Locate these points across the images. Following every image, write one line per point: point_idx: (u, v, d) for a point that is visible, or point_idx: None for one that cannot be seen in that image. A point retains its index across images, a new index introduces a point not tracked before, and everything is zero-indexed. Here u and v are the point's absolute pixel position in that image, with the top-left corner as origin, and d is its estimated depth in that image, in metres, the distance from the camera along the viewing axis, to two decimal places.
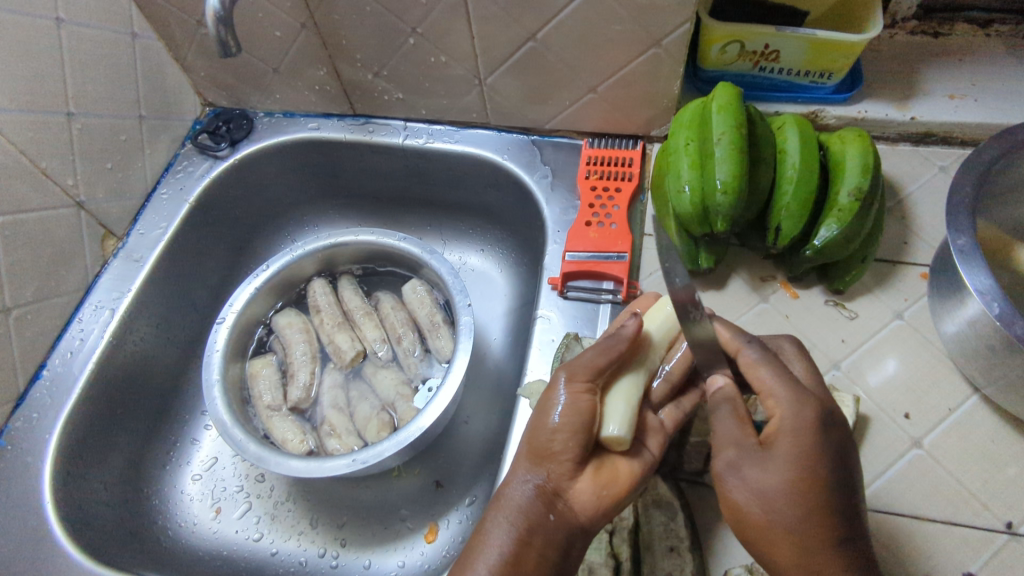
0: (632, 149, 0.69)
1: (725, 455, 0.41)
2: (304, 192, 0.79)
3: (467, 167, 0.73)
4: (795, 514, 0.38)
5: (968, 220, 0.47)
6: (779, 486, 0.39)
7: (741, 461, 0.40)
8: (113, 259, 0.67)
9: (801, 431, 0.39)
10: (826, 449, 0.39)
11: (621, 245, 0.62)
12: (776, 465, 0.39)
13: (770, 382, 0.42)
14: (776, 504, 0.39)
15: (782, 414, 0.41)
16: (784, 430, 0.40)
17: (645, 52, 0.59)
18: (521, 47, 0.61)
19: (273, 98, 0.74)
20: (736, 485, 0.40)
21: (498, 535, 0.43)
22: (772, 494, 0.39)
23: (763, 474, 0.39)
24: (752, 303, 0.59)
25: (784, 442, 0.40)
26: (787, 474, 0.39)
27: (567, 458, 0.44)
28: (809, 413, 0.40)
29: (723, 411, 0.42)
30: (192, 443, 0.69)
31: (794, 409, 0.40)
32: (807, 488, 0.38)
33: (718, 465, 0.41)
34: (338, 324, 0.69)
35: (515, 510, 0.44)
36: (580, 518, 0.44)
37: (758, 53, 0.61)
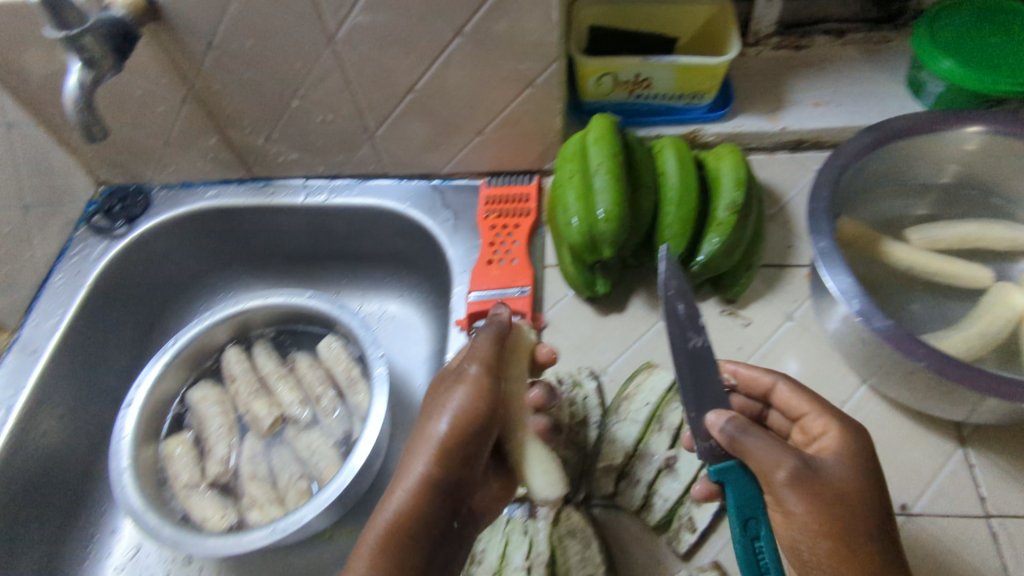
0: (527, 185, 0.70)
1: (784, 468, 0.40)
2: (213, 260, 0.78)
3: (371, 218, 0.74)
4: (852, 524, 0.39)
5: (826, 223, 0.50)
6: (842, 488, 0.40)
7: (807, 469, 0.40)
8: (8, 353, 0.66)
9: (862, 441, 0.43)
10: (870, 455, 0.43)
11: (522, 280, 0.63)
12: (839, 470, 0.41)
13: (813, 409, 0.46)
14: (842, 502, 0.40)
15: (833, 433, 0.44)
16: (837, 447, 0.43)
17: (521, 93, 0.62)
18: (402, 99, 0.63)
19: (168, 170, 0.73)
20: (804, 492, 0.40)
21: (401, 508, 0.43)
22: (844, 498, 0.40)
23: (827, 475, 0.41)
24: (652, 322, 0.61)
25: (838, 453, 0.42)
26: (848, 474, 0.41)
27: (462, 454, 0.44)
28: (866, 439, 0.43)
29: (758, 432, 0.41)
30: (111, 533, 0.66)
31: (842, 423, 0.44)
32: (863, 485, 0.41)
33: (778, 477, 0.40)
34: (258, 391, 0.68)
35: (422, 493, 0.43)
36: (472, 500, 0.48)
37: (631, 82, 0.65)
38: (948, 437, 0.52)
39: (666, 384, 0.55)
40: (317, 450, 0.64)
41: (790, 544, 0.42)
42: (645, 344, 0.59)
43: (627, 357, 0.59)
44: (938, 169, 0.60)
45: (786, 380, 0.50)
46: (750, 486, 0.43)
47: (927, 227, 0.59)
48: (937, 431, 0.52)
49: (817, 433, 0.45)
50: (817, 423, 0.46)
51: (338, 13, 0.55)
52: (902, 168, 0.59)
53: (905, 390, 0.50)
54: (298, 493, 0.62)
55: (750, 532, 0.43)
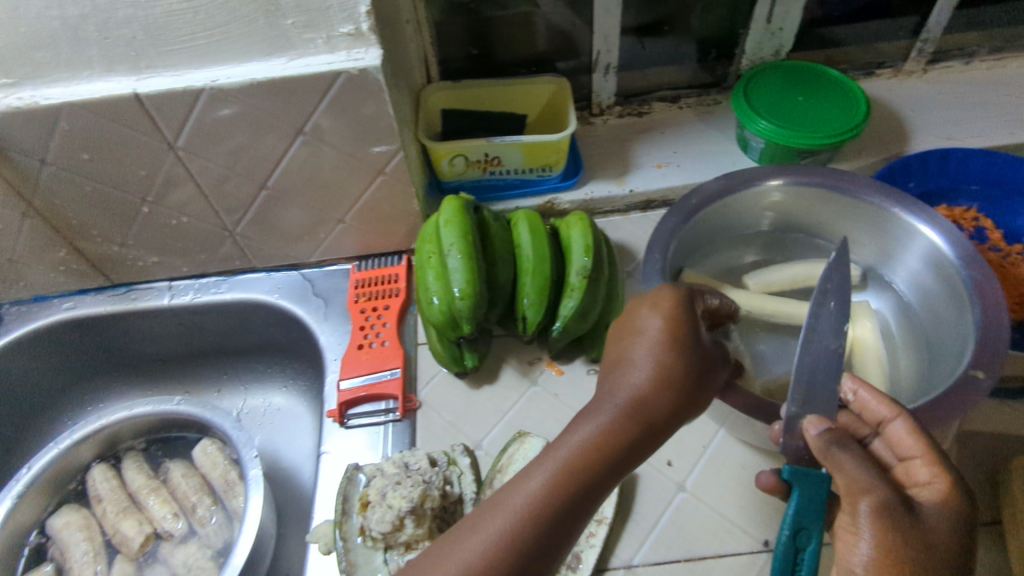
0: (396, 265, 0.72)
1: (867, 497, 0.37)
2: (77, 372, 0.75)
3: (243, 312, 0.73)
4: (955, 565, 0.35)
5: (658, 284, 0.54)
6: (917, 541, 0.35)
7: (898, 509, 0.36)
8: None
9: (947, 493, 0.38)
10: (956, 512, 0.37)
11: (393, 361, 0.63)
12: (929, 522, 0.36)
13: (915, 451, 0.40)
14: (912, 556, 0.35)
15: (941, 478, 0.38)
16: (940, 497, 0.37)
17: (373, 181, 0.64)
18: (257, 196, 0.64)
19: (19, 286, 0.70)
20: (870, 533, 0.36)
21: (504, 523, 0.35)
22: (933, 550, 0.35)
23: (898, 524, 0.36)
24: (523, 389, 0.62)
25: (937, 500, 0.37)
26: (928, 527, 0.36)
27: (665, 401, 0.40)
28: (958, 485, 0.38)
29: (848, 452, 0.39)
30: None
31: (947, 472, 0.39)
32: (942, 548, 0.35)
33: (863, 505, 0.37)
34: (127, 509, 0.64)
35: (551, 495, 0.35)
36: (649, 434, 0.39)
37: (482, 161, 0.68)
38: None
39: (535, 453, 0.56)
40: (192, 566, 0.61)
41: None
42: (517, 412, 0.61)
43: (499, 429, 0.60)
44: (755, 222, 0.67)
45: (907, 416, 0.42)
46: (819, 496, 0.41)
47: (759, 275, 0.65)
48: None
49: (923, 479, 0.39)
50: (922, 470, 0.40)
51: (176, 121, 0.56)
52: (724, 225, 0.66)
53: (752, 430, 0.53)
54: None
55: (801, 543, 0.40)
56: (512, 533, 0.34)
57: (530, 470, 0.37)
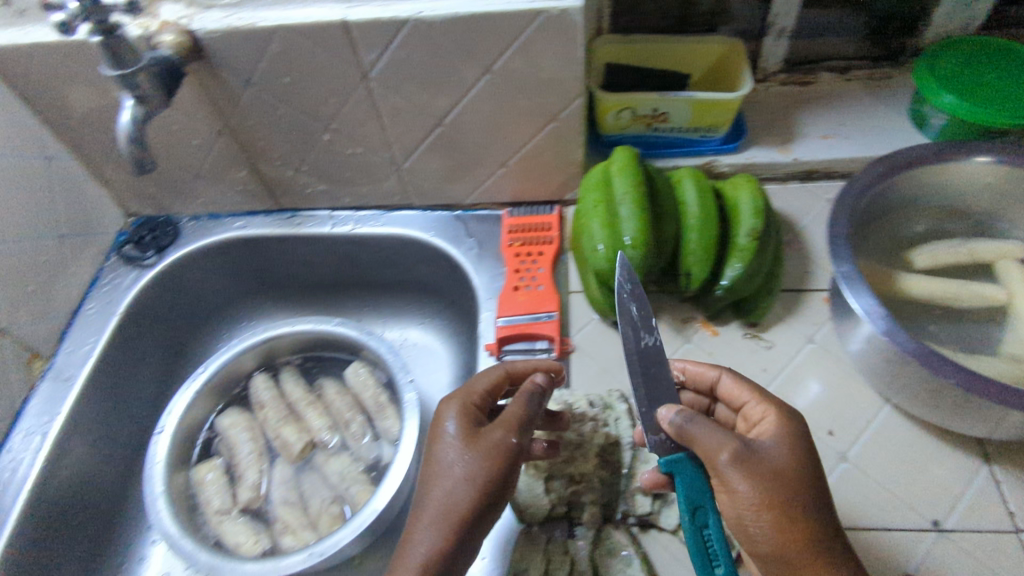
0: (549, 214, 0.73)
1: (727, 449, 0.42)
2: (239, 289, 0.80)
3: (396, 247, 0.76)
4: (813, 474, 0.43)
5: (846, 249, 0.53)
6: (786, 466, 0.42)
7: (746, 450, 0.43)
8: (41, 381, 0.65)
9: (792, 419, 0.46)
10: (806, 447, 0.44)
11: (549, 305, 0.65)
12: (783, 448, 0.44)
13: (756, 405, 0.48)
14: (795, 478, 0.42)
15: (772, 415, 0.47)
16: (773, 427, 0.46)
17: (545, 126, 0.65)
18: (431, 132, 0.66)
19: (198, 201, 0.75)
20: (746, 476, 0.42)
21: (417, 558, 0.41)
22: (783, 470, 0.42)
23: (778, 450, 0.43)
24: (677, 345, 0.63)
25: (779, 437, 0.44)
26: (791, 454, 0.43)
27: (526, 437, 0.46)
28: (798, 414, 0.47)
29: (705, 421, 0.44)
30: (139, 561, 0.66)
31: (790, 416, 0.46)
32: (800, 471, 0.42)
33: (721, 459, 0.42)
34: (289, 418, 0.69)
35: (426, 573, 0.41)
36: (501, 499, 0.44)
37: (649, 116, 0.68)
38: (972, 454, 0.54)
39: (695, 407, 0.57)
40: (348, 476, 0.65)
41: (737, 523, 0.43)
42: None
43: None
44: (960, 194, 0.62)
45: (728, 370, 0.52)
46: (700, 478, 0.46)
47: (929, 249, 0.62)
48: (961, 449, 0.54)
49: (758, 418, 0.48)
50: (755, 410, 0.48)
51: (375, 50, 0.57)
52: (918, 193, 0.62)
53: (928, 408, 0.52)
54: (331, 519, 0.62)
55: (698, 521, 0.44)
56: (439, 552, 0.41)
57: (431, 499, 0.43)
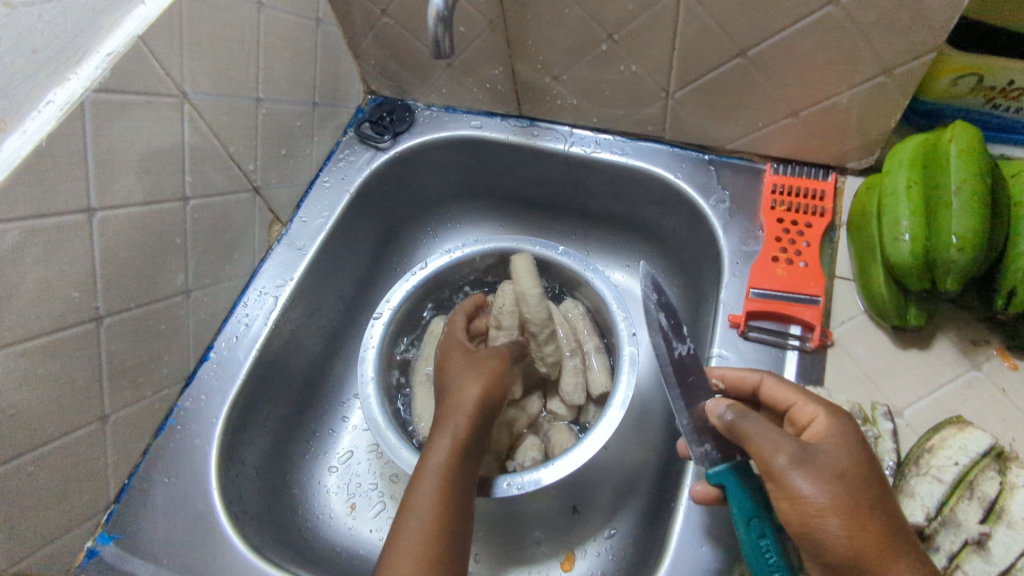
0: (823, 180, 0.63)
1: (788, 450, 0.40)
2: (454, 190, 0.77)
3: (632, 183, 0.69)
4: (874, 481, 0.40)
5: None
6: (847, 470, 0.40)
7: (805, 454, 0.41)
8: (277, 245, 0.66)
9: (850, 428, 0.43)
10: (860, 451, 0.42)
11: (813, 287, 0.56)
12: (853, 455, 0.41)
13: (807, 405, 0.46)
14: (846, 484, 0.39)
15: (821, 417, 0.44)
16: (828, 428, 0.43)
17: (869, 79, 0.54)
18: (726, 63, 0.57)
19: (439, 92, 0.72)
20: (811, 477, 0.40)
21: (433, 479, 0.47)
22: (846, 475, 0.40)
23: (829, 458, 0.41)
24: (960, 370, 0.53)
25: (831, 438, 0.42)
26: (848, 459, 0.41)
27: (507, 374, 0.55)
28: (849, 418, 0.44)
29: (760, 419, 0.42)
30: (331, 433, 0.69)
31: (832, 417, 0.44)
32: (861, 476, 0.40)
33: (781, 462, 0.40)
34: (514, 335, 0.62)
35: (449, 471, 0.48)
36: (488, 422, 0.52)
37: (997, 89, 0.55)
38: None
39: (981, 450, 0.47)
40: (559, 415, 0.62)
41: (799, 528, 0.40)
42: (949, 393, 0.52)
43: (935, 399, 0.52)
44: None
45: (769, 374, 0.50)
46: (747, 491, 0.44)
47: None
48: None
49: (806, 420, 0.45)
50: (803, 411, 0.46)
51: None
52: None
53: None
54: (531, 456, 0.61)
55: (755, 533, 0.43)
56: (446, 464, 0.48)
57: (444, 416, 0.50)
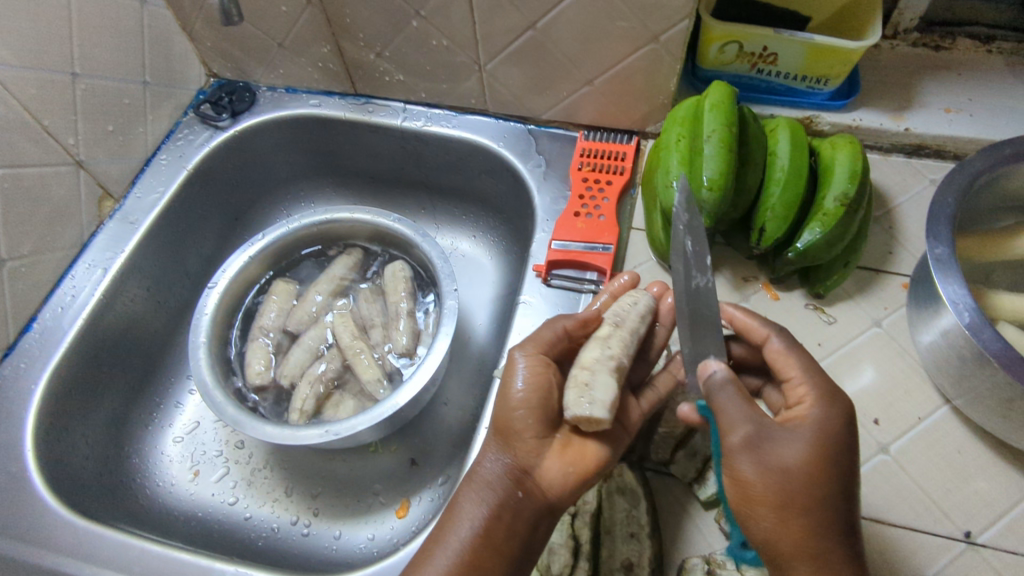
0: (626, 143, 0.69)
1: (741, 431, 0.41)
2: (302, 169, 0.80)
3: (464, 153, 0.74)
4: (833, 477, 0.41)
5: (947, 231, 0.49)
6: (800, 464, 0.40)
7: (764, 437, 0.41)
8: (109, 220, 0.68)
9: (828, 419, 0.42)
10: (828, 446, 0.41)
11: (607, 237, 0.62)
12: (811, 447, 0.41)
13: (800, 383, 0.44)
14: (791, 479, 0.40)
15: (809, 403, 0.43)
16: (811, 416, 0.42)
17: (642, 46, 0.60)
18: (521, 35, 0.62)
19: (276, 72, 0.75)
20: (755, 462, 0.41)
21: (451, 550, 0.45)
22: (796, 471, 0.40)
23: (787, 450, 0.41)
24: (731, 303, 0.60)
25: (807, 427, 0.42)
26: (807, 453, 0.41)
27: (529, 435, 0.48)
28: (838, 406, 0.43)
29: (734, 394, 0.42)
30: (175, 406, 0.70)
31: (821, 403, 0.43)
32: (820, 474, 0.40)
33: (735, 441, 0.41)
34: (609, 335, 0.48)
35: (476, 554, 0.45)
36: (535, 473, 0.48)
37: (756, 55, 0.62)
38: None
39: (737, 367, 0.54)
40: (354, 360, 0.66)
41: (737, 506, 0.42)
42: None
43: None
44: None
45: (782, 333, 0.47)
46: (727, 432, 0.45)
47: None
48: (1016, 467, 0.51)
49: (794, 401, 0.44)
50: (796, 390, 0.45)
51: None
52: None
53: (993, 417, 0.49)
54: (310, 398, 0.65)
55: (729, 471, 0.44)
56: (490, 529, 0.46)
57: (484, 472, 0.48)
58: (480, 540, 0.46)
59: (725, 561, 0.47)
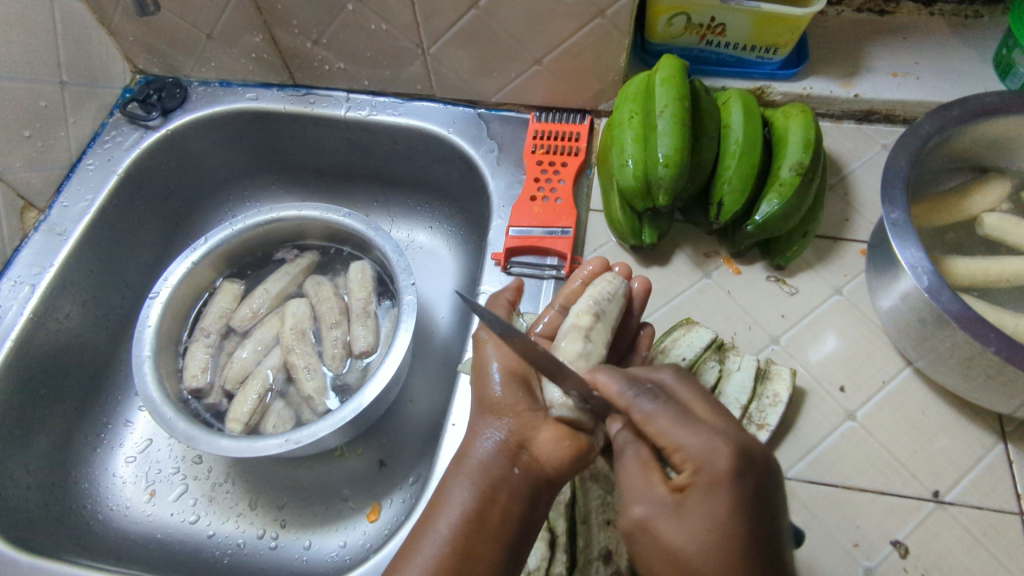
0: (579, 123, 0.68)
1: (634, 511, 0.39)
2: (242, 167, 0.76)
3: (414, 141, 0.71)
4: (736, 557, 0.35)
5: (902, 194, 0.49)
6: (693, 546, 0.36)
7: (656, 517, 0.37)
8: (34, 233, 0.64)
9: (714, 485, 0.36)
10: (721, 516, 0.35)
11: (565, 221, 0.61)
12: (694, 530, 0.36)
13: (685, 443, 0.37)
14: (684, 565, 0.36)
15: (697, 471, 0.37)
16: (702, 487, 0.36)
17: (589, 22, 0.58)
18: (464, 15, 0.59)
19: (208, 66, 0.71)
20: (649, 544, 0.38)
21: (443, 536, 0.41)
22: (684, 554, 0.36)
23: (675, 528, 0.37)
24: (694, 280, 0.59)
25: (699, 498, 0.36)
26: (699, 534, 0.36)
27: (524, 408, 0.45)
28: (720, 465, 0.36)
29: (631, 459, 0.40)
30: (125, 424, 0.67)
31: (706, 462, 0.36)
32: (718, 553, 0.35)
33: (628, 522, 0.39)
34: (591, 326, 0.47)
35: (468, 533, 0.41)
36: (529, 449, 0.44)
37: (704, 26, 0.60)
38: (989, 430, 0.51)
39: (703, 344, 0.53)
40: (294, 370, 0.63)
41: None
42: (684, 300, 0.59)
43: (669, 312, 0.58)
44: None
45: (647, 394, 0.39)
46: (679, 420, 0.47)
47: (1001, 188, 0.56)
48: (978, 423, 0.52)
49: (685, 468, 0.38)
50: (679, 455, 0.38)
51: None
52: (995, 146, 0.56)
53: (955, 376, 0.49)
54: (250, 406, 0.61)
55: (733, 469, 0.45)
56: (483, 511, 0.42)
57: (474, 450, 0.44)
58: (472, 524, 0.41)
59: None
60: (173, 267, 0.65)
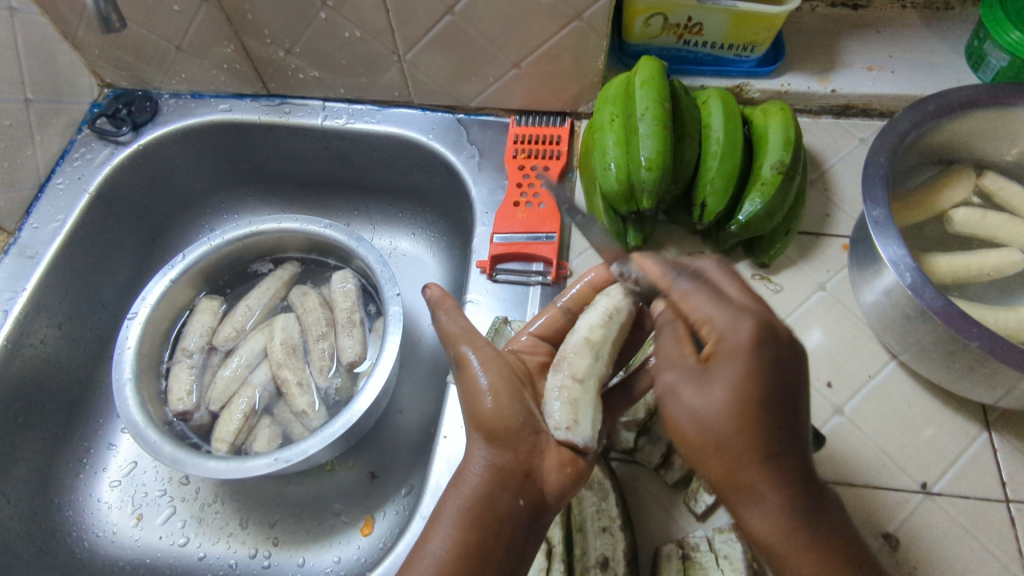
0: (559, 126, 0.67)
1: (667, 373, 0.43)
2: (218, 180, 0.75)
3: (392, 148, 0.70)
4: (750, 422, 0.38)
5: (882, 192, 0.49)
6: (716, 410, 0.39)
7: (674, 389, 0.42)
8: (5, 256, 0.62)
9: (734, 352, 0.39)
10: (755, 372, 0.39)
11: (549, 226, 0.61)
12: (717, 391, 0.40)
13: (705, 313, 0.42)
14: (710, 422, 0.40)
15: (726, 338, 0.40)
16: (731, 351, 0.40)
17: (566, 25, 0.58)
18: (440, 21, 0.58)
19: (178, 77, 0.69)
20: (677, 405, 0.42)
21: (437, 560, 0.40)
22: (705, 413, 0.40)
23: (698, 393, 0.41)
24: None
25: (726, 360, 0.40)
26: (723, 397, 0.39)
27: (528, 433, 0.45)
28: (744, 334, 0.39)
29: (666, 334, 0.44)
30: (108, 448, 0.65)
31: (731, 330, 0.40)
32: (740, 413, 0.39)
33: (659, 385, 0.43)
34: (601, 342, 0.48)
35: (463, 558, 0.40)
36: (532, 476, 0.44)
37: (681, 26, 0.60)
38: (973, 420, 0.52)
39: None
40: (284, 385, 0.62)
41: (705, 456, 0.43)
42: None
43: None
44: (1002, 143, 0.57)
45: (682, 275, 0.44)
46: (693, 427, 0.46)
47: (965, 184, 0.57)
48: (962, 414, 0.52)
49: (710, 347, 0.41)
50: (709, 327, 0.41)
51: None
52: (969, 138, 0.57)
53: (939, 369, 0.50)
54: (236, 424, 0.60)
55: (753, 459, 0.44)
56: (478, 537, 0.41)
57: (470, 477, 0.43)
58: (469, 553, 0.40)
59: (697, 543, 0.47)
60: (151, 286, 0.64)
